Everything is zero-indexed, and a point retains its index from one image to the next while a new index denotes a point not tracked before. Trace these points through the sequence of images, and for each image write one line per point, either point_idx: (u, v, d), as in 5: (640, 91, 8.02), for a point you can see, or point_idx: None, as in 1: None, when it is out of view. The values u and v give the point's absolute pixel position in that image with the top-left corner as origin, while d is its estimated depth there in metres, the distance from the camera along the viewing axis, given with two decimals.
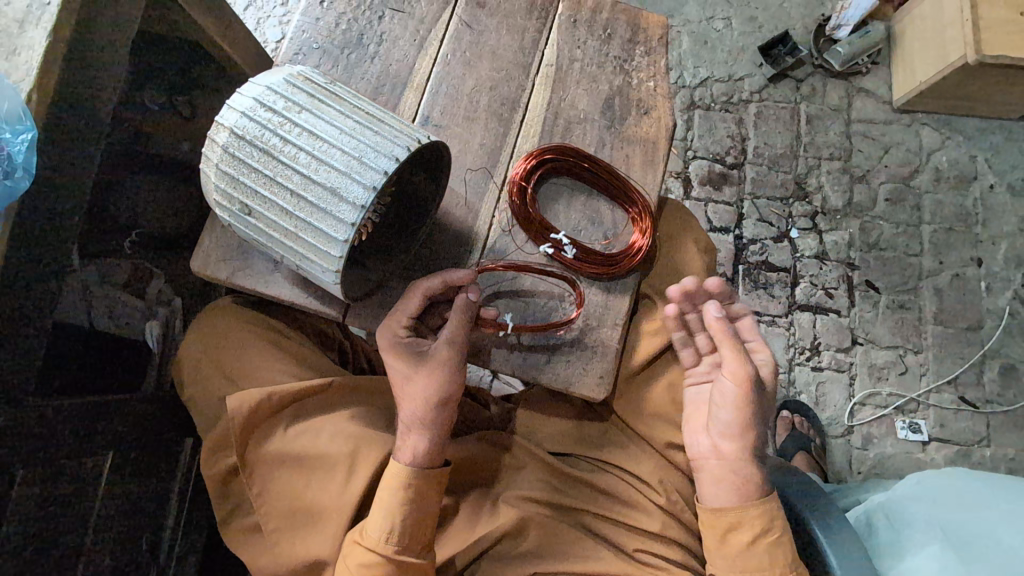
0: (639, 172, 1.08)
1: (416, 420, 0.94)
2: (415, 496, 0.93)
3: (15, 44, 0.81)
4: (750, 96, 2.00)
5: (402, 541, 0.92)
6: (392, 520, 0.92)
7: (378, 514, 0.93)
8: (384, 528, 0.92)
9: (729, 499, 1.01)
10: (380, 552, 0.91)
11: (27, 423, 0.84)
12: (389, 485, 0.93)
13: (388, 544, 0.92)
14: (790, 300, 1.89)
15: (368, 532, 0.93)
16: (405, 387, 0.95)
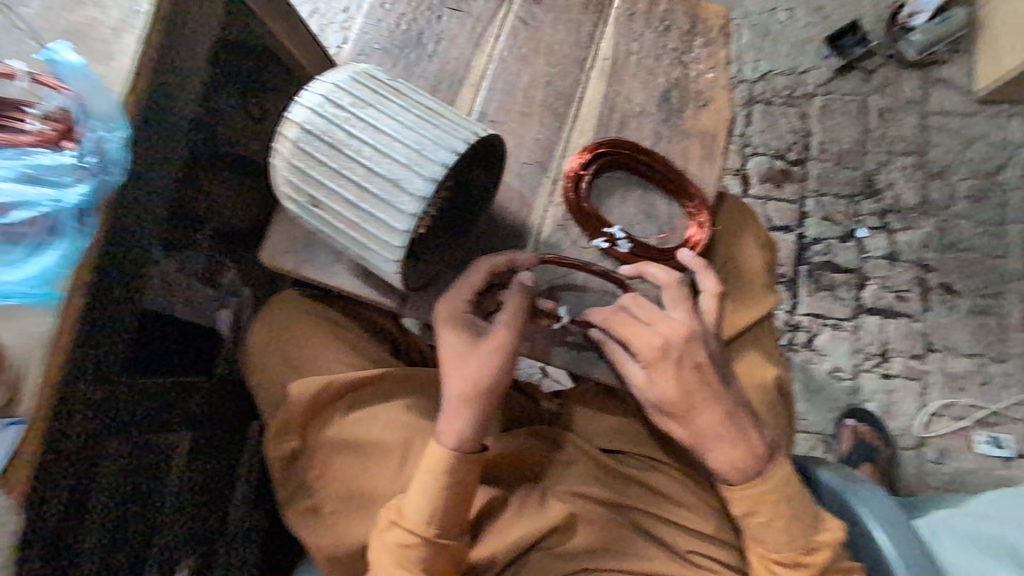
0: (697, 166, 1.06)
1: (460, 402, 0.92)
2: (460, 479, 0.92)
3: (111, 49, 0.87)
4: (815, 89, 1.91)
5: (441, 523, 0.93)
6: (433, 500, 0.92)
7: (417, 494, 0.93)
8: (423, 507, 0.92)
9: (754, 506, 0.95)
10: (421, 533, 0.92)
11: (118, 399, 0.92)
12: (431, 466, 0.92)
13: (426, 524, 0.92)
14: (857, 302, 1.79)
15: (408, 512, 0.93)
16: (453, 366, 0.92)
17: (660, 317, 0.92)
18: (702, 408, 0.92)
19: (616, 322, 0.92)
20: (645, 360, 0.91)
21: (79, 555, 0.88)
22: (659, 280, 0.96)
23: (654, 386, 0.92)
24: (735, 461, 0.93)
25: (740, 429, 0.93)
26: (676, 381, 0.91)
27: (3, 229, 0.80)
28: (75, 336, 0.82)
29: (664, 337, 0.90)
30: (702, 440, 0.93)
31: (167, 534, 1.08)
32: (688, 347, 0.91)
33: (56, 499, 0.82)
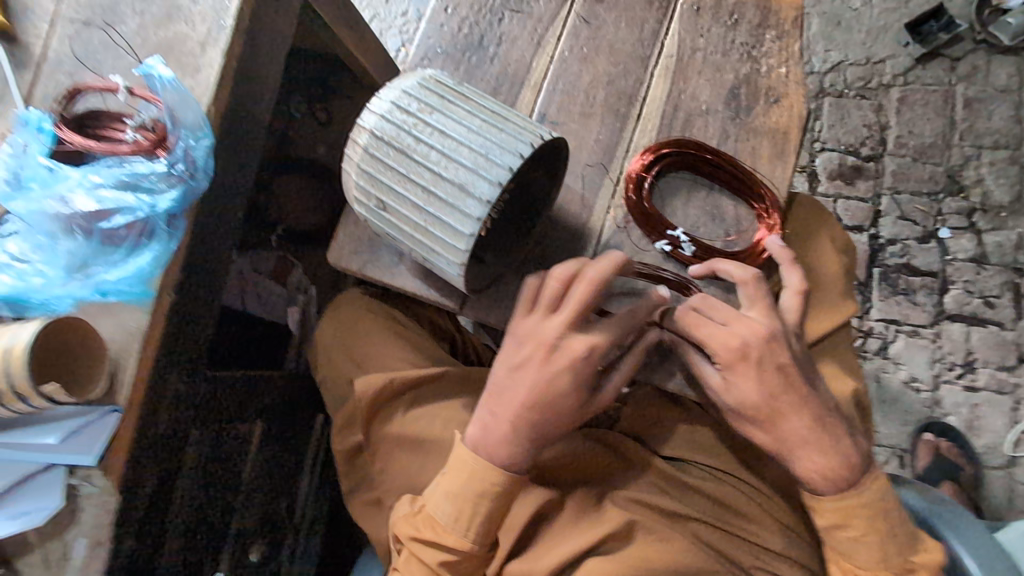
0: (767, 165, 1.01)
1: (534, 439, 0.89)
2: (489, 492, 0.91)
3: (197, 62, 0.94)
4: (893, 80, 1.79)
5: (469, 532, 0.92)
6: (466, 509, 0.91)
7: (442, 499, 0.92)
8: (448, 514, 0.91)
9: (847, 518, 0.89)
10: (445, 537, 0.92)
11: (200, 389, 0.98)
12: (464, 472, 0.91)
13: (451, 531, 0.92)
14: (938, 308, 1.66)
15: (433, 515, 0.93)
16: (542, 402, 0.88)
17: (734, 317, 0.87)
18: (783, 412, 0.87)
19: (690, 322, 0.88)
20: (720, 363, 0.87)
21: (167, 534, 0.95)
22: (734, 278, 0.91)
23: (730, 389, 0.87)
24: (826, 471, 0.88)
25: (829, 434, 0.88)
26: (753, 386, 0.86)
27: (106, 233, 0.85)
28: (164, 331, 0.88)
29: (740, 339, 0.85)
30: (785, 445, 0.88)
31: (240, 519, 1.14)
32: (767, 350, 0.86)
33: (147, 483, 0.88)
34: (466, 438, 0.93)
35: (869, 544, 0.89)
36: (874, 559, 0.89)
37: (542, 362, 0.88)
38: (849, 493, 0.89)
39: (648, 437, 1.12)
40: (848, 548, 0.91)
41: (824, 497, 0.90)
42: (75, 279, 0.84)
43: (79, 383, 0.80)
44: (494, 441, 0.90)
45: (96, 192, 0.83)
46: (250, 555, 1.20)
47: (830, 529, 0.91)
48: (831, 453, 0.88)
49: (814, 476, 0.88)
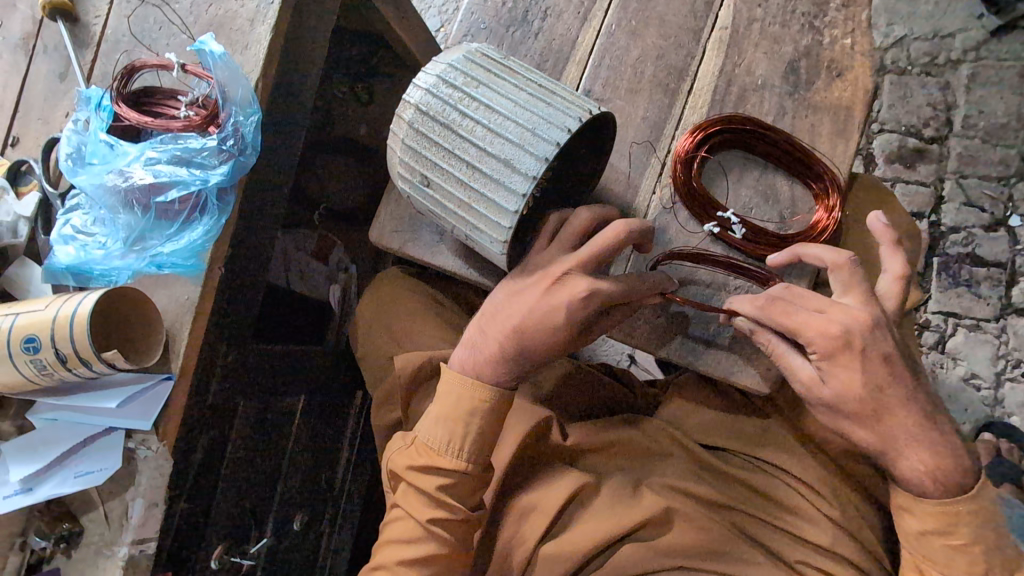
0: (827, 143, 0.96)
1: (518, 360, 0.90)
2: (473, 412, 0.92)
3: (247, 39, 0.95)
4: (964, 55, 1.66)
5: (455, 454, 0.92)
6: (454, 433, 0.92)
7: (435, 421, 0.93)
8: (438, 434, 0.93)
9: (952, 525, 0.85)
10: (432, 456, 0.93)
11: (248, 360, 1.01)
12: (456, 399, 0.93)
13: (437, 450, 0.93)
14: (1004, 301, 1.56)
15: (426, 438, 0.94)
16: (527, 329, 0.87)
17: (830, 304, 0.83)
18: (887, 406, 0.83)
19: (778, 309, 0.83)
20: (817, 353, 0.83)
21: (217, 499, 0.99)
22: (825, 262, 0.86)
23: (827, 379, 0.84)
24: (934, 470, 0.84)
25: (940, 435, 0.84)
26: (853, 377, 0.83)
27: (161, 207, 0.87)
28: (215, 303, 0.91)
29: (843, 325, 0.81)
30: (890, 442, 0.84)
31: (284, 489, 1.18)
32: (867, 337, 0.81)
33: (199, 447, 0.93)
34: (458, 358, 0.95)
35: (971, 552, 0.85)
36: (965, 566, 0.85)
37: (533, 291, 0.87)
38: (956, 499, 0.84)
39: (687, 423, 1.10)
40: (939, 554, 0.87)
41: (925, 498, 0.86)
42: (132, 252, 0.87)
43: (135, 351, 0.84)
44: (480, 361, 0.92)
45: (152, 167, 0.85)
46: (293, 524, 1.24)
47: (931, 534, 0.86)
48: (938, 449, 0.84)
49: (919, 473, 0.84)
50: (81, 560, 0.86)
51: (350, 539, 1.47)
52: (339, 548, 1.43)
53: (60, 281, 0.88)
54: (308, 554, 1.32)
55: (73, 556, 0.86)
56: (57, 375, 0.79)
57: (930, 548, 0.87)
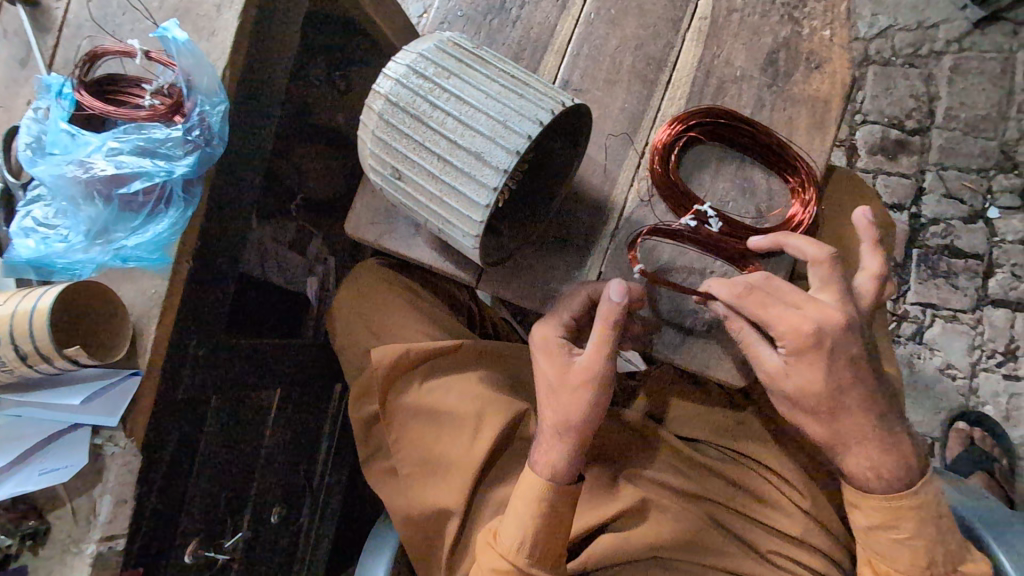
0: (804, 136, 0.95)
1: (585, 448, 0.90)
2: (550, 510, 0.90)
3: (214, 26, 0.92)
4: (946, 46, 1.66)
5: (535, 555, 0.91)
6: (529, 535, 0.90)
7: (511, 524, 0.92)
8: (515, 539, 0.90)
9: (896, 521, 0.87)
10: (517, 563, 0.90)
11: (219, 353, 0.99)
12: (525, 497, 0.91)
13: (523, 556, 0.90)
14: (980, 293, 1.58)
15: (501, 540, 0.92)
16: (588, 422, 0.89)
17: (807, 300, 0.81)
18: (844, 405, 0.83)
19: (753, 302, 0.81)
20: (785, 348, 0.82)
21: (190, 494, 0.98)
22: (806, 255, 0.84)
23: (791, 375, 0.83)
24: (879, 468, 0.86)
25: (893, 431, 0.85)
26: (816, 376, 0.82)
27: (124, 199, 0.85)
28: (183, 297, 0.90)
29: (814, 322, 0.79)
30: (843, 438, 0.85)
31: (260, 483, 1.17)
32: (840, 336, 0.80)
33: (169, 444, 0.91)
34: (531, 466, 0.92)
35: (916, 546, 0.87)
36: (911, 562, 0.88)
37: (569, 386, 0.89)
38: (903, 493, 0.86)
39: (663, 415, 1.10)
40: (888, 550, 0.89)
41: (873, 496, 0.87)
42: (96, 245, 0.85)
43: (96, 345, 0.82)
44: (551, 463, 0.90)
45: (114, 157, 0.82)
46: (271, 517, 1.23)
47: (875, 529, 0.89)
48: (890, 448, 0.85)
49: (866, 470, 0.86)
50: (49, 558, 0.84)
51: (331, 531, 1.47)
52: (320, 538, 1.43)
53: (23, 275, 0.86)
54: (287, 546, 1.31)
55: (41, 553, 0.84)
56: (17, 371, 0.77)
57: (877, 544, 0.90)
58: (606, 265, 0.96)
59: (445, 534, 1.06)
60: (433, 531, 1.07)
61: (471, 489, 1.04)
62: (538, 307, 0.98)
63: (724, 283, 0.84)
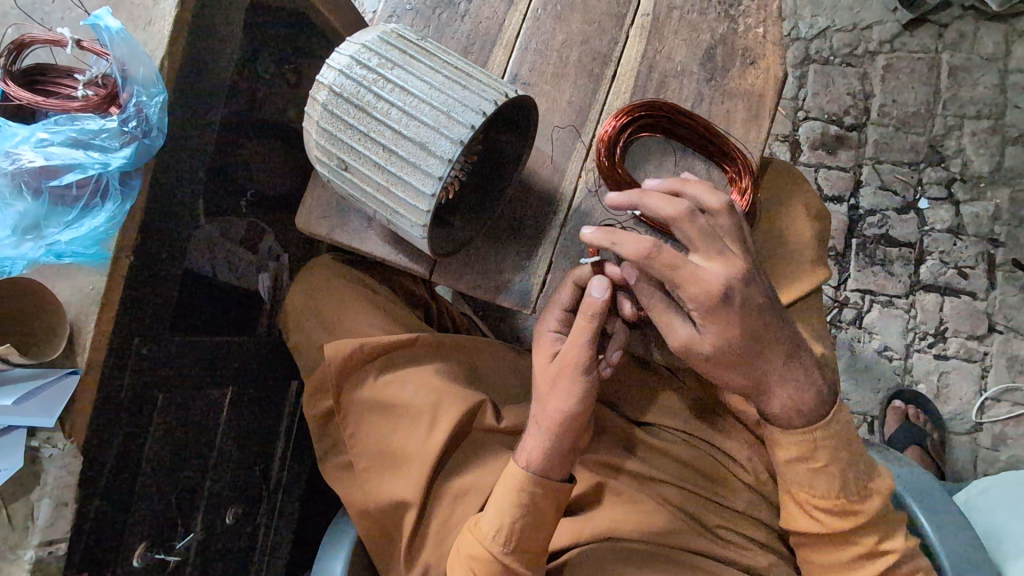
0: (741, 128, 1.00)
1: (570, 445, 0.93)
2: (528, 502, 0.92)
3: (150, 15, 0.90)
4: (879, 47, 1.76)
5: (510, 544, 0.91)
6: (506, 522, 0.91)
7: (489, 513, 0.93)
8: (493, 526, 0.92)
9: (812, 450, 0.90)
10: (492, 551, 0.91)
11: (163, 353, 0.96)
12: (506, 488, 0.93)
13: (497, 544, 0.91)
14: (913, 279, 1.67)
15: (479, 527, 0.94)
16: (574, 418, 0.91)
17: (714, 256, 0.81)
18: (755, 358, 0.85)
19: (664, 258, 0.79)
20: (695, 309, 0.82)
21: (137, 497, 0.95)
22: (704, 204, 0.83)
23: (705, 339, 0.84)
24: (799, 405, 0.89)
25: (804, 370, 0.88)
26: (729, 335, 0.83)
27: (56, 191, 0.84)
28: (125, 293, 0.88)
29: (720, 282, 0.80)
30: (768, 380, 0.87)
31: (213, 483, 1.15)
32: (744, 291, 0.81)
33: (113, 445, 0.88)
34: (532, 465, 0.93)
35: (831, 472, 0.90)
36: (829, 486, 0.91)
37: (562, 379, 0.91)
38: (816, 426, 0.89)
39: (618, 401, 1.12)
40: (805, 478, 0.92)
41: (791, 432, 0.91)
42: (28, 240, 0.83)
43: (32, 342, 0.82)
44: (540, 451, 0.92)
45: (43, 148, 0.81)
46: (225, 519, 1.20)
47: (794, 461, 0.92)
48: (804, 389, 0.88)
49: (788, 408, 0.89)
50: None
51: (290, 531, 1.45)
52: (278, 538, 1.41)
53: None
54: (243, 548, 1.29)
55: None
56: None
57: (794, 476, 0.93)
58: (556, 254, 0.99)
59: (403, 526, 1.06)
60: (392, 523, 1.08)
61: (427, 482, 1.05)
62: (491, 297, 0.99)
63: (628, 239, 0.80)
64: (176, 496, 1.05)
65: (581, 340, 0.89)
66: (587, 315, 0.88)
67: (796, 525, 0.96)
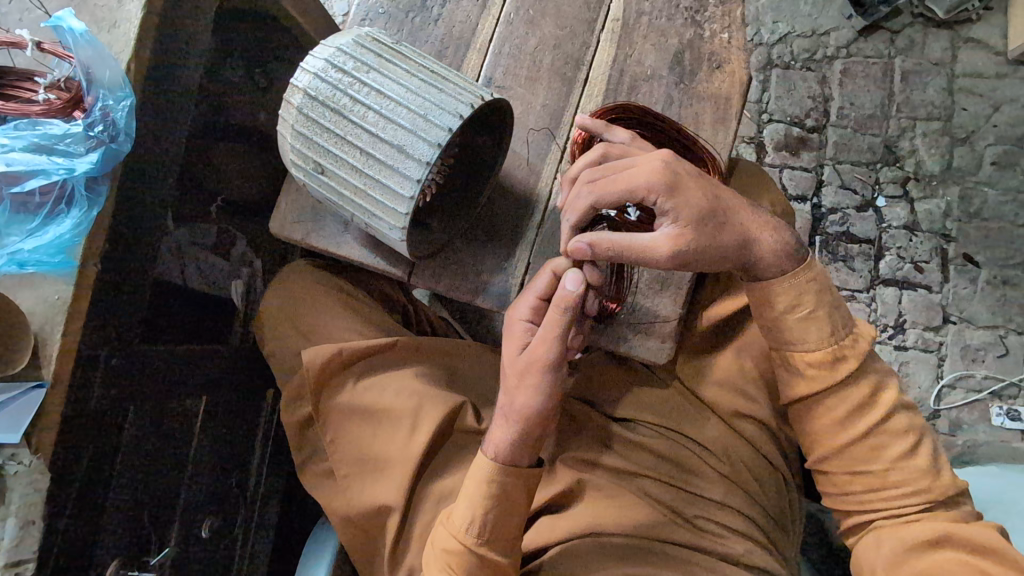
0: (709, 130, 1.03)
1: (541, 435, 0.94)
2: (501, 492, 0.93)
3: (115, 17, 0.88)
4: (836, 52, 1.83)
5: (484, 536, 0.92)
6: (480, 513, 0.92)
7: (463, 506, 0.94)
8: (466, 519, 0.92)
9: (799, 298, 0.94)
10: (466, 544, 0.92)
11: (136, 361, 0.94)
12: (476, 479, 0.94)
13: (472, 537, 0.92)
14: (873, 274, 1.75)
15: (453, 521, 0.94)
16: (542, 412, 0.93)
17: (636, 160, 0.89)
18: (726, 219, 0.90)
19: (601, 189, 0.87)
20: (656, 198, 0.86)
21: (108, 513, 0.92)
22: (597, 152, 0.93)
23: (694, 208, 0.87)
24: None
25: (771, 217, 0.96)
26: (695, 209, 0.87)
27: (17, 199, 0.83)
28: (91, 304, 0.85)
29: (659, 163, 0.87)
30: (749, 232, 0.92)
31: (188, 496, 1.12)
32: (682, 163, 0.89)
33: (82, 459, 0.85)
34: (501, 457, 0.94)
35: (820, 321, 0.94)
36: (818, 335, 0.94)
37: (529, 374, 0.93)
38: (798, 270, 0.95)
39: (601, 401, 1.14)
40: (796, 330, 0.95)
41: (774, 283, 0.95)
42: None
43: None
44: (506, 443, 0.94)
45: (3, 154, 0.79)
46: (200, 533, 1.17)
47: (785, 312, 0.95)
48: (782, 231, 0.95)
49: (776, 250, 0.93)
50: None
51: (268, 544, 1.41)
52: (256, 554, 1.37)
53: None
54: (219, 563, 1.26)
55: None
56: None
57: (788, 330, 0.95)
58: (533, 255, 1.00)
59: (386, 531, 1.06)
60: (375, 528, 1.07)
61: (410, 485, 1.04)
62: (470, 298, 1.00)
63: (569, 212, 0.89)
64: (148, 511, 1.02)
65: (554, 337, 0.91)
66: (561, 309, 0.89)
67: (793, 390, 0.98)
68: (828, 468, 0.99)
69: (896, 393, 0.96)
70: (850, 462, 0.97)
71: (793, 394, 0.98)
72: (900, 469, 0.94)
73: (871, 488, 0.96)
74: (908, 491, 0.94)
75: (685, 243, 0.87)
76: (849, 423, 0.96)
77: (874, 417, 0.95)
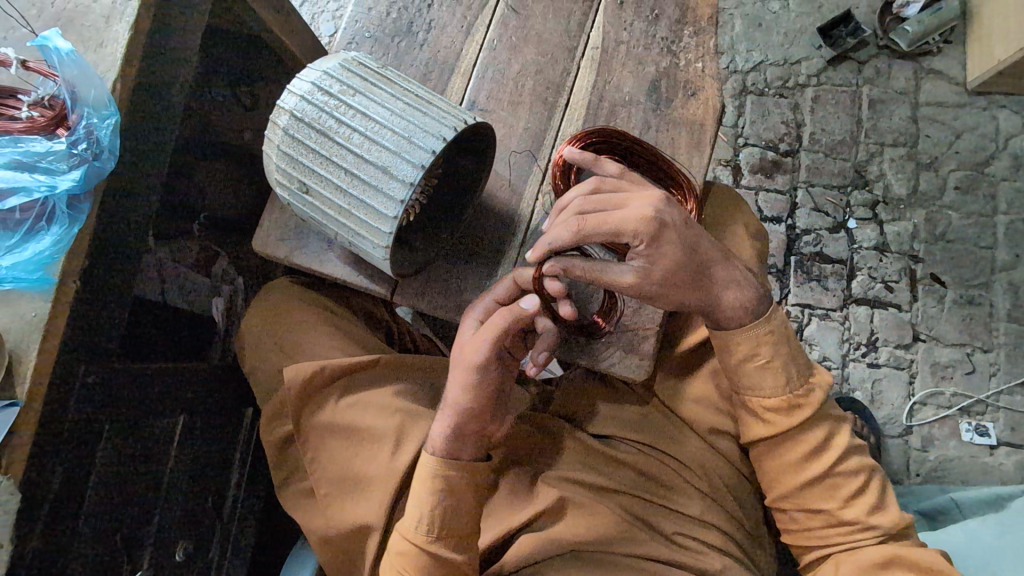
0: (684, 154, 1.07)
1: (476, 430, 0.96)
2: (448, 489, 0.95)
3: (102, 37, 0.89)
4: (808, 79, 1.91)
5: (433, 534, 0.95)
6: (427, 512, 0.94)
7: (412, 505, 0.96)
8: (415, 518, 0.95)
9: (755, 349, 0.97)
10: (418, 543, 0.95)
11: (115, 378, 0.93)
12: (421, 475, 0.96)
13: (421, 535, 0.95)
14: (846, 293, 1.80)
15: (404, 522, 0.97)
16: (472, 406, 0.94)
17: (625, 199, 0.89)
18: (699, 275, 0.93)
19: (589, 224, 0.86)
20: (640, 243, 0.87)
21: (78, 537, 0.89)
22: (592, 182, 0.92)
23: (663, 262, 0.89)
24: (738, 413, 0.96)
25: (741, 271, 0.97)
26: (672, 260, 0.89)
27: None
28: (69, 323, 0.84)
29: (648, 210, 0.87)
30: (713, 291, 0.95)
31: (161, 517, 1.10)
32: (670, 211, 0.88)
33: (53, 480, 0.83)
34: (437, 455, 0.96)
35: (785, 335, 0.99)
36: (772, 384, 0.98)
37: (456, 370, 0.95)
38: (754, 325, 0.97)
39: (585, 419, 1.15)
40: (754, 377, 0.98)
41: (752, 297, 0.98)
42: None
43: None
44: (439, 437, 0.96)
45: None
46: (174, 555, 1.14)
47: (742, 364, 0.98)
48: (746, 289, 0.97)
49: (737, 307, 0.96)
50: None
51: (245, 565, 1.38)
52: None
53: None
54: None
55: None
56: None
57: (746, 378, 0.99)
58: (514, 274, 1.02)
59: (366, 550, 1.06)
60: (356, 547, 1.06)
61: (391, 503, 1.04)
62: (452, 317, 1.02)
63: (557, 232, 0.87)
64: (121, 533, 0.99)
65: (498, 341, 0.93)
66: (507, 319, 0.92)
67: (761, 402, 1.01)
68: (797, 480, 1.00)
69: (846, 437, 1.00)
70: (816, 471, 0.99)
71: (754, 419, 1.02)
72: (851, 504, 0.99)
73: (828, 524, 1.00)
74: (860, 528, 0.98)
75: (648, 286, 0.90)
76: (802, 453, 1.00)
77: (830, 458, 0.99)
